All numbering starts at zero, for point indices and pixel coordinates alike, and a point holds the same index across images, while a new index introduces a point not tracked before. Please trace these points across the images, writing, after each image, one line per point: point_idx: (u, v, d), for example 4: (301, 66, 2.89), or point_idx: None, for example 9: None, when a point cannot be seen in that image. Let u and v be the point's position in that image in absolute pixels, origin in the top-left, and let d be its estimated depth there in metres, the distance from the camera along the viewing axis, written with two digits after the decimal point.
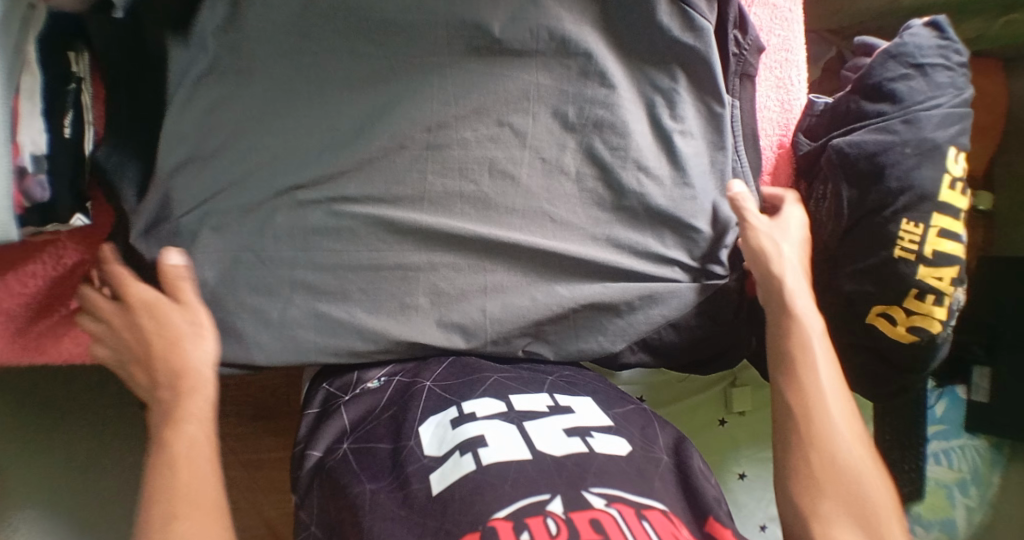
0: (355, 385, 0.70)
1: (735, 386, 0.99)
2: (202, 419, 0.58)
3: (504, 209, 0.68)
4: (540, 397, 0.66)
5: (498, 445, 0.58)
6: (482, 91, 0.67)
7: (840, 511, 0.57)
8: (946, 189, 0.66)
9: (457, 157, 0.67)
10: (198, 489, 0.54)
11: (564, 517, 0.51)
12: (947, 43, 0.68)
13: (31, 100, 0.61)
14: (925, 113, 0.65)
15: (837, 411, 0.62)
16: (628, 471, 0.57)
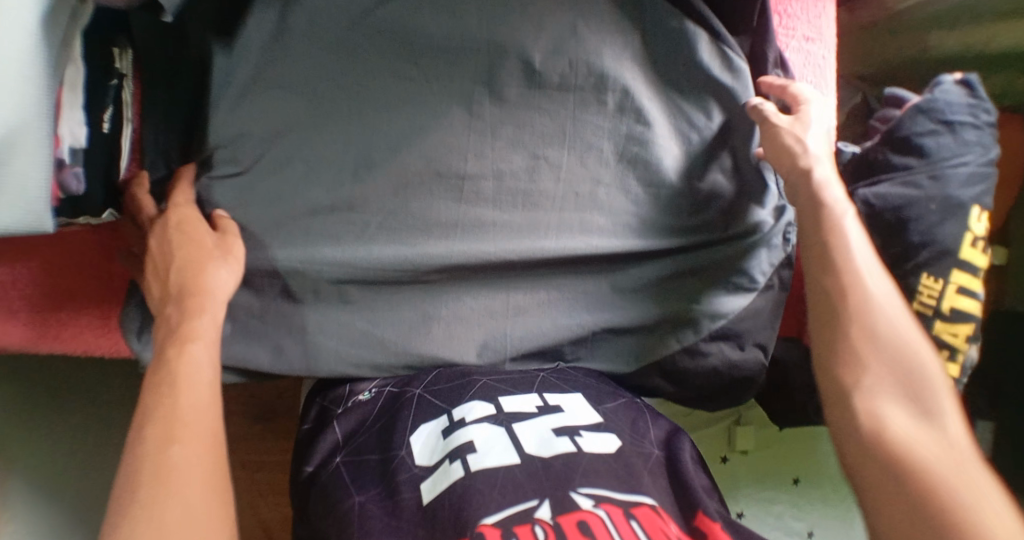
0: (346, 398, 0.70)
1: (739, 425, 1.00)
2: (199, 346, 0.58)
3: (537, 232, 0.70)
4: (530, 397, 0.66)
5: (487, 449, 0.58)
6: (518, 125, 0.69)
7: (892, 387, 0.58)
8: (967, 247, 0.66)
9: (489, 191, 0.69)
10: (184, 424, 0.53)
11: (552, 522, 0.52)
12: (977, 103, 0.69)
13: (72, 92, 0.62)
14: (952, 170, 0.66)
15: (898, 330, 0.60)
16: (617, 467, 0.58)
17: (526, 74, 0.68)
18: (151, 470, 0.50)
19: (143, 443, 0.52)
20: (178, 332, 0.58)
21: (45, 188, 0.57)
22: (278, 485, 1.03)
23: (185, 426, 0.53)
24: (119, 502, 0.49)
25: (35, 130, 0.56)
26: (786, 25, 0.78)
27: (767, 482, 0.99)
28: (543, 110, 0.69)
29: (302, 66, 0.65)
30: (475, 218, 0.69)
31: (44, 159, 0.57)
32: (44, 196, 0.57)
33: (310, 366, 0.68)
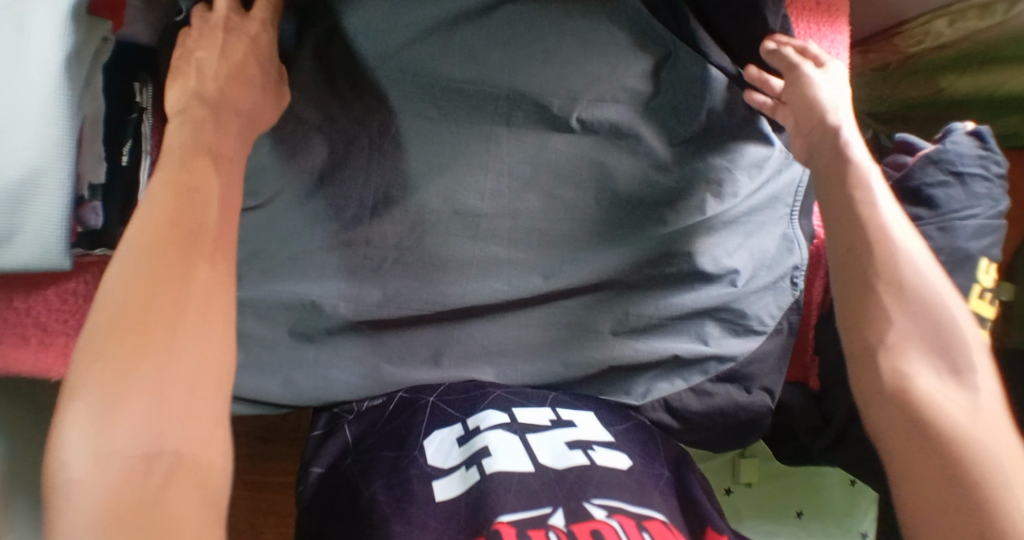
0: (361, 403, 0.70)
1: (743, 458, 1.00)
2: (212, 202, 0.54)
3: (547, 269, 0.70)
4: (543, 410, 0.66)
5: (504, 453, 0.58)
6: (534, 164, 0.70)
7: (921, 342, 0.54)
8: (975, 298, 0.66)
9: (504, 229, 0.70)
10: (191, 280, 0.49)
11: (565, 530, 0.52)
12: (988, 154, 0.69)
13: (94, 127, 0.63)
14: (961, 222, 0.66)
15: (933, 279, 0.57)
16: (628, 482, 0.59)
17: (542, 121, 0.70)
18: (145, 320, 0.47)
19: (138, 287, 0.48)
20: (185, 170, 0.54)
21: (63, 225, 0.59)
22: (283, 508, 1.04)
23: (194, 282, 0.50)
24: (107, 341, 0.46)
25: (57, 172, 0.57)
26: None
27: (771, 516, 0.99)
28: (557, 153, 0.70)
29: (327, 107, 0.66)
30: (489, 257, 0.70)
31: (63, 199, 0.58)
32: (64, 234, 0.59)
33: (318, 399, 0.69)
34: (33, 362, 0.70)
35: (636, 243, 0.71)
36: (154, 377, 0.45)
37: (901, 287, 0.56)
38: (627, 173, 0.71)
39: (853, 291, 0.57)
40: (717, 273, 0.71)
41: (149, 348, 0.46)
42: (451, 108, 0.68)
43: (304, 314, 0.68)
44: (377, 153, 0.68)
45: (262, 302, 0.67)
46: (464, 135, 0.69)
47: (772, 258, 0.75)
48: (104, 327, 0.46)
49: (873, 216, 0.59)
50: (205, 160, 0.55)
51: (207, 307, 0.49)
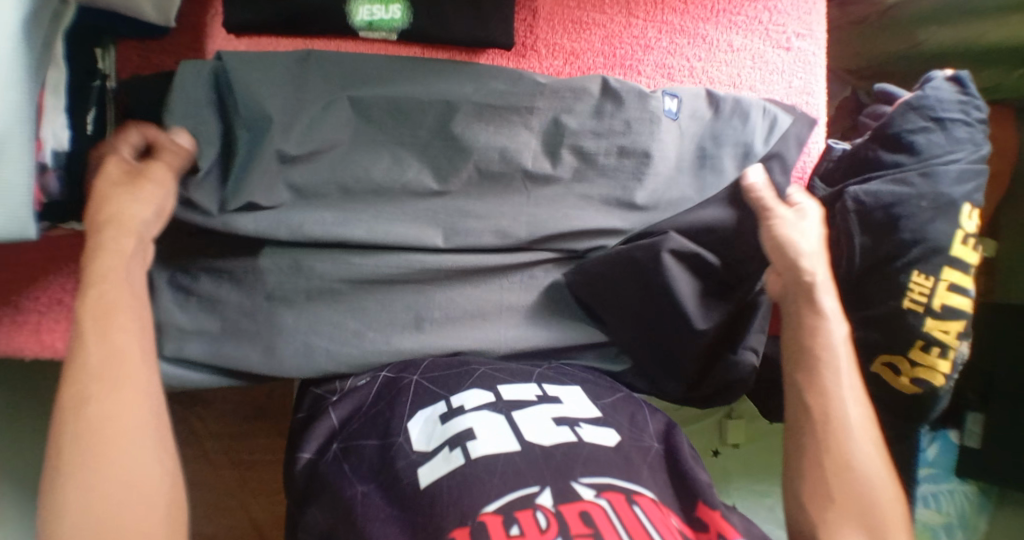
0: (345, 386, 0.69)
1: (730, 418, 1.01)
2: (127, 338, 0.53)
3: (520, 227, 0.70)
4: (529, 387, 0.65)
5: (488, 437, 0.58)
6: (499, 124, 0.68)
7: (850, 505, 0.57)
8: (959, 244, 0.66)
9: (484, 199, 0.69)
10: (118, 415, 0.51)
11: (553, 509, 0.52)
12: (969, 99, 0.68)
13: (55, 96, 0.60)
14: (943, 167, 0.66)
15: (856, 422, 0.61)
16: (616, 458, 0.58)
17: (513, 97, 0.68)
18: (98, 456, 0.49)
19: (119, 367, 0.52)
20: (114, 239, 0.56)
21: (27, 193, 0.56)
22: (268, 485, 1.04)
23: (125, 419, 0.51)
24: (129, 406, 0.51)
25: (17, 138, 0.54)
26: (776, 21, 0.75)
27: (758, 476, 1.00)
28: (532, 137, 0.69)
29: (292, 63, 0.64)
30: (467, 229, 0.69)
31: (26, 165, 0.56)
32: (29, 204, 0.56)
33: (300, 367, 0.67)
34: (5, 342, 0.68)
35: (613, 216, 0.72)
36: (109, 491, 0.48)
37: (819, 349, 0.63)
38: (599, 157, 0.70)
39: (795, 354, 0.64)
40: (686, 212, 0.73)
41: (105, 476, 0.48)
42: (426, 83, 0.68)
43: (283, 278, 0.66)
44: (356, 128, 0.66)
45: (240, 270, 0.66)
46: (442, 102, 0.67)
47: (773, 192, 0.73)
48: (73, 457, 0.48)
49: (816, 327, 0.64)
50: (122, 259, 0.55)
51: (143, 420, 0.52)
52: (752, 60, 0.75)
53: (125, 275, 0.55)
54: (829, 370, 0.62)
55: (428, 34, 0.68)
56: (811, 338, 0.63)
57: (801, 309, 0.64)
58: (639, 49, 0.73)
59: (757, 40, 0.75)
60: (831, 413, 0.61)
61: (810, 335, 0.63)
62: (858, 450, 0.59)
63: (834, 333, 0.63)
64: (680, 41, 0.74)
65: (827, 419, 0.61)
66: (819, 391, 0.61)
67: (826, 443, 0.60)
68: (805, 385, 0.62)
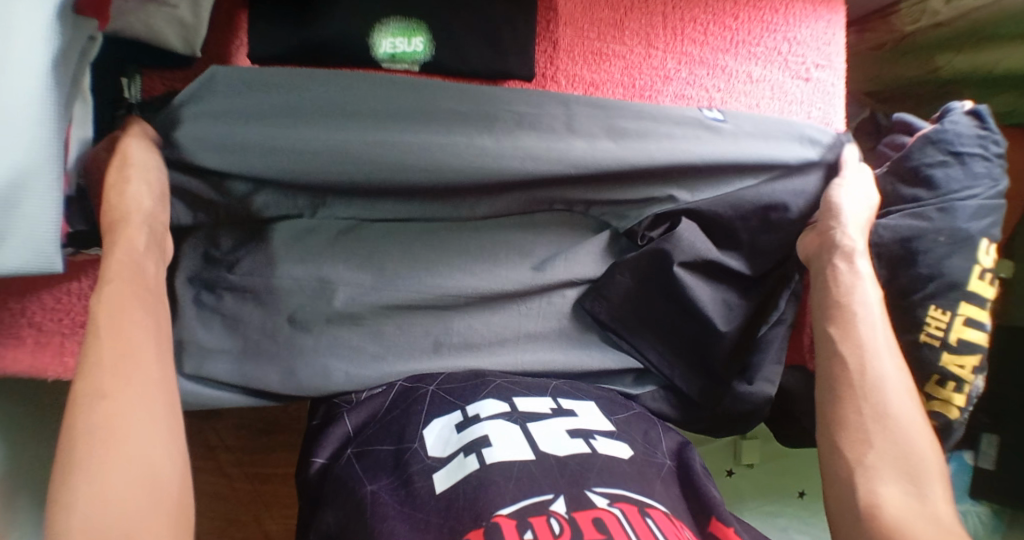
0: (358, 393, 0.69)
1: (744, 439, 1.01)
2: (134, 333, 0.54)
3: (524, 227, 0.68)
4: (543, 400, 0.66)
5: (502, 444, 0.59)
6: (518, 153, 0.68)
7: (886, 449, 0.56)
8: (975, 280, 0.66)
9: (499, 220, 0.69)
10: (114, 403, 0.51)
11: (566, 516, 0.52)
12: (987, 134, 0.68)
13: (81, 127, 0.62)
14: (961, 203, 0.66)
15: (889, 369, 0.60)
16: (629, 471, 0.59)
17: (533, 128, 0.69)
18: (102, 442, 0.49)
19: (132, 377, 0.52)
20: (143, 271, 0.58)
21: (54, 226, 0.57)
22: (283, 499, 1.05)
23: (126, 403, 0.51)
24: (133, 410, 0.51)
25: (45, 173, 0.55)
26: (795, 52, 0.75)
27: (771, 497, 1.00)
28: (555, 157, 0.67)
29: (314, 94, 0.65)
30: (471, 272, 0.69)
31: (53, 200, 0.57)
32: (55, 236, 0.57)
33: (319, 390, 0.67)
34: (31, 362, 0.69)
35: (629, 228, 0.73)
36: (114, 481, 0.47)
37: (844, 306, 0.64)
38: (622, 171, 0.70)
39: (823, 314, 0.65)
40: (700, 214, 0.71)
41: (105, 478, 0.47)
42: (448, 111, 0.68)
43: (306, 301, 0.67)
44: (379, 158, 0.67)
45: (261, 290, 0.67)
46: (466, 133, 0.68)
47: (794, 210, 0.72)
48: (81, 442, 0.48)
49: (847, 287, 0.65)
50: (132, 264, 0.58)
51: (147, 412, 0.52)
52: (770, 89, 0.75)
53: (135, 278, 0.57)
54: (866, 326, 0.62)
55: (450, 64, 0.68)
56: (847, 295, 0.64)
57: (837, 266, 0.66)
58: (658, 80, 0.73)
59: (775, 69, 0.75)
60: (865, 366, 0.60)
61: (846, 293, 0.64)
62: (894, 403, 0.59)
63: (869, 292, 0.64)
64: (699, 71, 0.74)
65: (864, 372, 0.60)
66: (854, 345, 0.62)
67: (861, 393, 0.59)
68: (840, 340, 0.62)
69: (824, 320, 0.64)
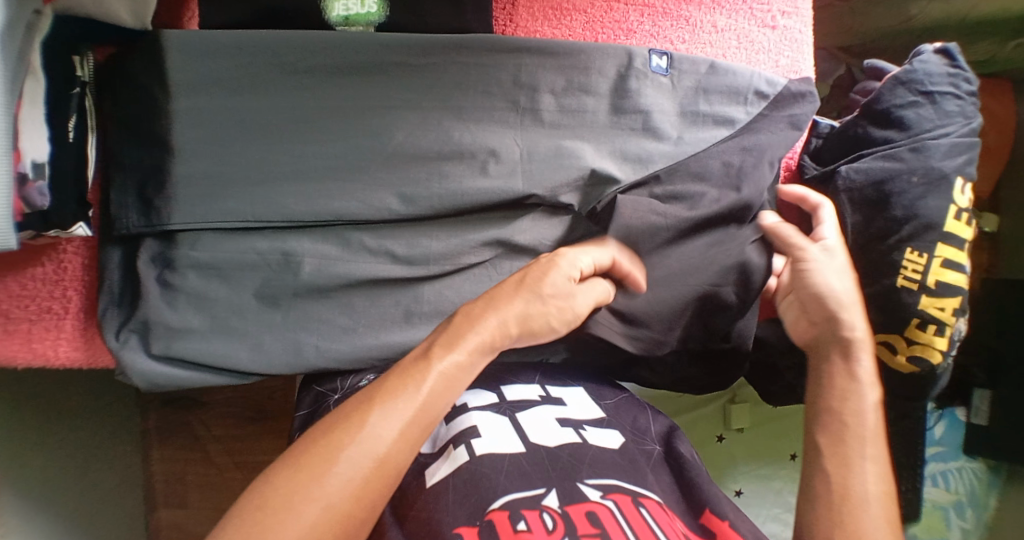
0: (345, 386, 0.68)
1: (734, 403, 0.99)
2: (392, 422, 0.52)
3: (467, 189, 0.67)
4: (532, 387, 0.66)
5: (492, 436, 0.58)
6: (474, 111, 0.68)
7: None
8: (952, 220, 0.65)
9: (461, 180, 0.67)
10: (338, 502, 0.49)
11: (560, 511, 0.51)
12: (959, 72, 0.67)
13: (32, 106, 0.61)
14: (933, 141, 0.65)
15: (874, 488, 0.56)
16: (621, 461, 0.58)
17: (493, 92, 0.68)
18: (257, 520, 0.47)
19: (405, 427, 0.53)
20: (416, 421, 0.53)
21: (5, 203, 0.56)
22: None
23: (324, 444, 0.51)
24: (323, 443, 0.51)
25: None
26: (760, 0, 0.74)
27: (763, 460, 1.00)
28: (511, 135, 0.68)
29: (270, 60, 0.64)
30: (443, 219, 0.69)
31: (5, 178, 0.56)
32: (7, 215, 0.56)
33: (292, 364, 0.67)
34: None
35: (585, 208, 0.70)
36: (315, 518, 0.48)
37: (840, 420, 0.59)
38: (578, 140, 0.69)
39: (819, 421, 0.60)
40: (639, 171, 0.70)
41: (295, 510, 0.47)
42: (405, 77, 0.66)
43: (273, 274, 0.67)
44: (334, 125, 0.66)
45: (227, 263, 0.66)
46: (426, 99, 0.66)
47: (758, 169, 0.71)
48: (260, 493, 0.48)
49: (856, 395, 0.60)
50: (420, 366, 0.56)
51: (363, 461, 0.50)
52: (736, 40, 0.74)
53: (435, 375, 0.55)
54: (856, 439, 0.58)
55: (406, 27, 0.67)
56: (842, 401, 0.60)
57: (838, 368, 0.62)
58: (621, 34, 0.72)
59: (742, 18, 0.74)
60: (848, 479, 0.56)
61: (844, 402, 0.60)
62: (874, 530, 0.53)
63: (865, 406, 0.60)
64: (662, 24, 0.72)
65: (845, 489, 0.56)
66: (839, 464, 0.57)
67: (836, 512, 0.54)
68: (830, 455, 0.58)
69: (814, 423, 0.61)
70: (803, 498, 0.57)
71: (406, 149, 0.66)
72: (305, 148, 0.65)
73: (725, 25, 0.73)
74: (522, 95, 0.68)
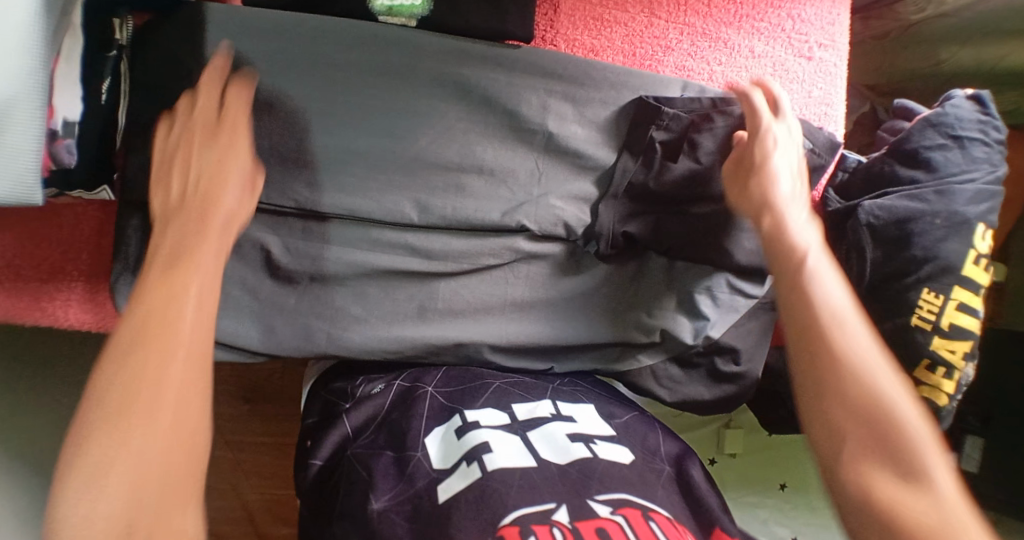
0: (358, 394, 0.70)
1: (729, 428, 1.00)
2: (189, 298, 0.53)
3: (482, 195, 0.68)
4: (543, 405, 0.66)
5: (503, 452, 0.58)
6: (504, 114, 0.68)
7: (868, 439, 0.52)
8: (970, 264, 0.65)
9: (480, 189, 0.68)
10: (173, 386, 0.50)
11: (570, 525, 0.50)
12: (989, 119, 0.68)
13: (67, 65, 0.60)
14: (958, 186, 0.65)
15: (859, 343, 0.55)
16: (632, 477, 0.57)
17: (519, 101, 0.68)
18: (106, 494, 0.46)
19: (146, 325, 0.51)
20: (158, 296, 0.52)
21: (35, 157, 0.56)
22: (263, 469, 1.02)
23: (156, 365, 0.50)
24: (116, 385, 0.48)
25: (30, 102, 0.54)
26: (799, 30, 0.74)
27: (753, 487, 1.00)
28: (531, 152, 0.69)
29: (312, 42, 0.64)
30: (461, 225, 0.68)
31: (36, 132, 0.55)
32: (36, 169, 0.56)
33: (300, 347, 0.68)
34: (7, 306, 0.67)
35: (590, 226, 0.71)
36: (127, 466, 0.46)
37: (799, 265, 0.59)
38: (604, 156, 0.70)
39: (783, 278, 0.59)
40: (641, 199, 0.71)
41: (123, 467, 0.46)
42: (434, 72, 0.66)
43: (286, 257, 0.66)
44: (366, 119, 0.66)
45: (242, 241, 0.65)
46: (445, 100, 0.67)
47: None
48: (88, 404, 0.48)
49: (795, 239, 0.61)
50: (196, 240, 0.55)
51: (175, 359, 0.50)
52: (771, 67, 0.74)
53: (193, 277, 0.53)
54: (809, 282, 0.58)
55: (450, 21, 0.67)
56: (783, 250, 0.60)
57: (805, 296, 0.58)
58: (659, 51, 0.73)
59: (779, 46, 0.74)
60: (851, 404, 0.53)
61: (807, 301, 0.57)
62: (912, 426, 0.52)
63: (834, 295, 0.57)
64: (700, 44, 0.73)
65: (858, 408, 0.53)
66: (840, 392, 0.54)
67: (866, 444, 0.52)
68: (827, 383, 0.54)
69: (789, 322, 0.58)
70: (800, 368, 0.56)
71: (433, 153, 0.67)
72: (333, 137, 0.65)
73: (763, 51, 0.74)
74: (554, 105, 0.69)
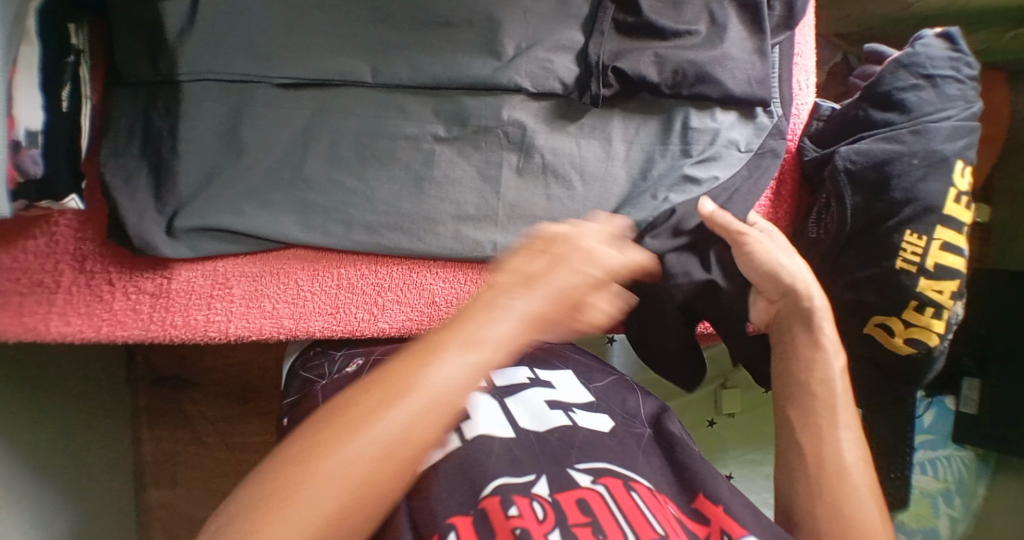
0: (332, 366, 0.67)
1: (726, 388, 1.00)
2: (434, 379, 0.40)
3: (448, 166, 0.66)
4: (520, 370, 0.64)
5: (481, 423, 0.56)
6: (461, 72, 0.63)
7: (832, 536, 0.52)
8: (951, 202, 0.65)
9: (449, 160, 0.66)
10: (318, 508, 0.37)
11: (550, 499, 0.48)
12: (960, 56, 0.67)
13: (27, 72, 0.58)
14: (934, 124, 0.65)
15: (841, 396, 0.58)
16: (613, 445, 0.56)
17: (494, 52, 0.63)
18: None
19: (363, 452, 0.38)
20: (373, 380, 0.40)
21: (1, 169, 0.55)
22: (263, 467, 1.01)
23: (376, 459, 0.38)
24: (298, 454, 0.38)
25: None
26: None
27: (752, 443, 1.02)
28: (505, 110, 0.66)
29: None
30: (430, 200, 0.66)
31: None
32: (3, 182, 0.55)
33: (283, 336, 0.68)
34: None
35: (564, 190, 0.68)
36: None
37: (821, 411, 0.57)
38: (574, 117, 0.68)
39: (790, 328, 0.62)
40: (611, 157, 0.70)
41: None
42: (398, 20, 0.62)
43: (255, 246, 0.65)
44: (335, 88, 0.62)
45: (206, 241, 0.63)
46: (417, 50, 0.62)
47: (751, 106, 0.71)
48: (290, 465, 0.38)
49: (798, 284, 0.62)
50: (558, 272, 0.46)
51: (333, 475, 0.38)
52: None
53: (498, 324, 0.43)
54: (826, 408, 0.58)
55: None
56: (808, 370, 0.60)
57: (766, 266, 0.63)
58: None
59: None
60: (822, 454, 0.56)
61: (810, 370, 0.59)
62: (847, 449, 0.56)
63: (845, 440, 0.56)
64: None
65: (817, 454, 0.56)
66: (816, 433, 0.57)
67: (812, 476, 0.55)
68: (828, 489, 0.54)
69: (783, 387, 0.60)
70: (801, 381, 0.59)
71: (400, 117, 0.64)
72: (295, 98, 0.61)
73: None
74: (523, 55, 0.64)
